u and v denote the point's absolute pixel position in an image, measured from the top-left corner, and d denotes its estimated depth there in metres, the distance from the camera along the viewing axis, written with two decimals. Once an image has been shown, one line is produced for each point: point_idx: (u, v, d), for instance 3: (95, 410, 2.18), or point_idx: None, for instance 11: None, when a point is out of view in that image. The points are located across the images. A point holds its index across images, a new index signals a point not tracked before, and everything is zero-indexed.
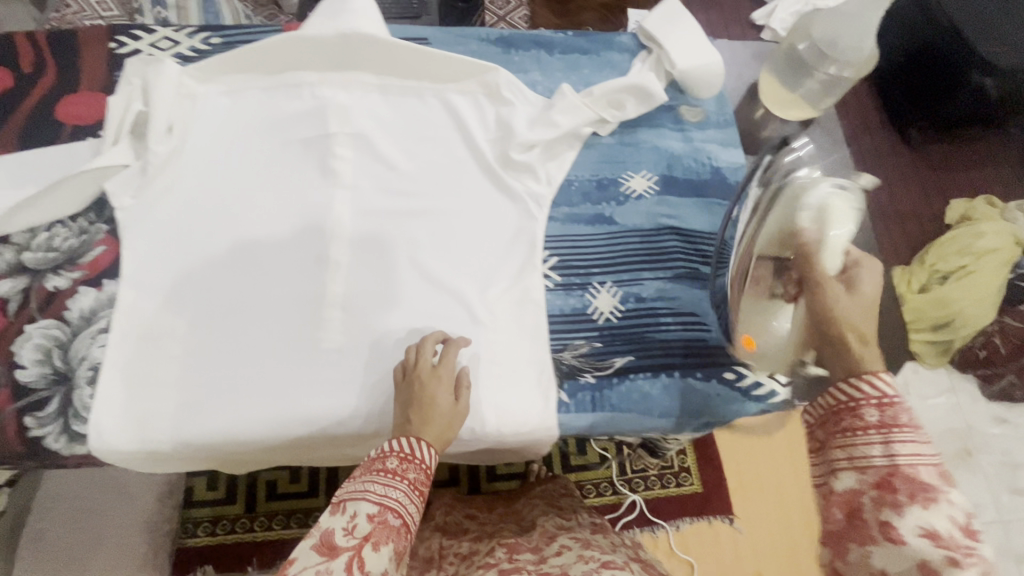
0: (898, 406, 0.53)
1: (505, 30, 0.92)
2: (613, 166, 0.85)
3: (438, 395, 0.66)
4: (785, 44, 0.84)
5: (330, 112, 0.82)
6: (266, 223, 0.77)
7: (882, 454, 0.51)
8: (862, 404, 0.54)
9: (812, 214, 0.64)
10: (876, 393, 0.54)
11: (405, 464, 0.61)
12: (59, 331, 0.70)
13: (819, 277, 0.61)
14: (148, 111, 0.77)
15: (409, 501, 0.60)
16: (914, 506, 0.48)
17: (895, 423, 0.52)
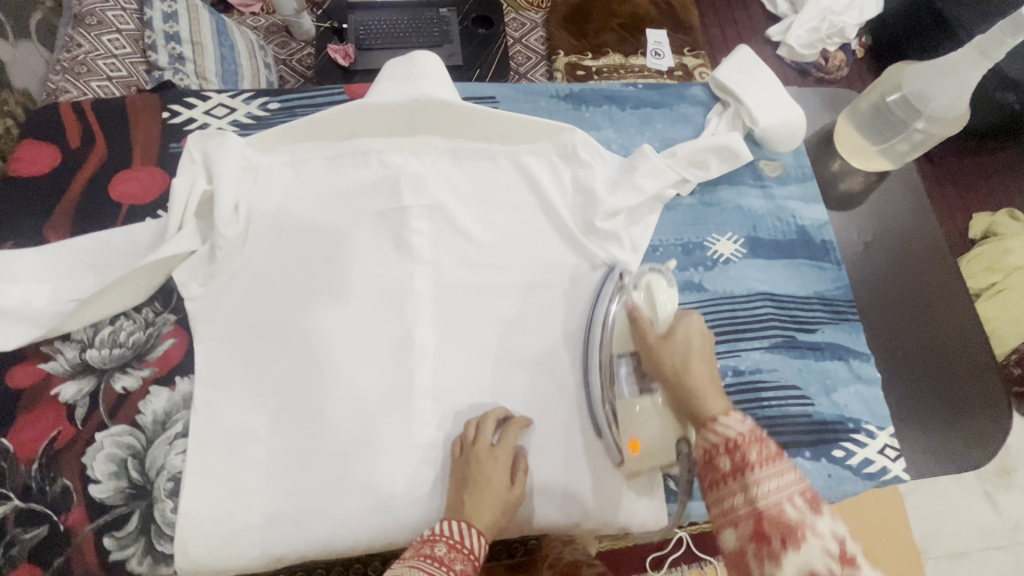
0: (750, 443, 0.47)
1: (573, 84, 0.89)
2: (697, 228, 0.81)
3: (495, 475, 0.62)
4: (874, 93, 0.82)
5: (403, 182, 0.78)
6: (345, 305, 0.72)
7: (744, 501, 0.45)
8: (718, 451, 0.48)
9: (639, 296, 0.61)
10: (722, 438, 0.48)
11: (453, 553, 0.56)
12: (133, 438, 0.65)
13: (649, 339, 0.59)
14: (213, 189, 0.72)
15: None
16: (787, 549, 0.41)
17: (745, 467, 0.46)
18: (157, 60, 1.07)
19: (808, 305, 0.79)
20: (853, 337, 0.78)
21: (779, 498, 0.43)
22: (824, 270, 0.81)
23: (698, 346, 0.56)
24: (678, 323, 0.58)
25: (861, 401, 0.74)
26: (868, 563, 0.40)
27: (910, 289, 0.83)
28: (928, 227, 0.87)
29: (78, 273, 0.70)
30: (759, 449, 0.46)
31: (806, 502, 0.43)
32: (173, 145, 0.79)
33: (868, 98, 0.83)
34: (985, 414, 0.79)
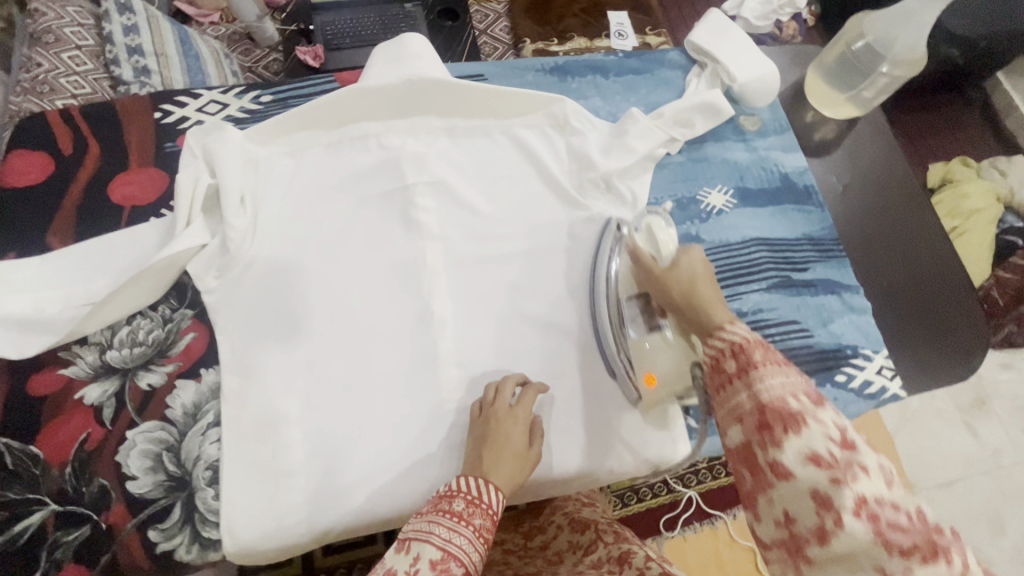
0: (754, 346, 0.45)
1: (556, 58, 0.92)
2: (689, 184, 0.85)
3: (514, 434, 0.62)
4: (841, 43, 0.88)
5: (405, 162, 0.80)
6: (359, 285, 0.74)
7: (747, 396, 0.44)
8: (721, 355, 0.47)
9: (639, 236, 0.67)
10: (726, 343, 0.47)
11: (471, 507, 0.54)
12: (165, 432, 0.65)
13: (652, 270, 0.61)
14: (218, 182, 0.72)
15: (474, 549, 0.53)
16: (791, 436, 0.41)
17: (749, 366, 0.45)
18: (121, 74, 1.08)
19: (799, 247, 0.83)
20: (843, 272, 0.83)
21: (784, 391, 0.43)
22: (809, 213, 0.86)
23: (700, 271, 0.57)
24: (680, 255, 0.59)
25: (855, 330, 0.80)
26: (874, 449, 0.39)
27: (887, 224, 0.89)
28: (900, 166, 0.93)
29: (89, 277, 0.69)
30: (764, 348, 0.45)
31: (813, 395, 0.42)
32: (168, 144, 0.78)
33: (835, 49, 0.89)
34: (969, 328, 0.85)
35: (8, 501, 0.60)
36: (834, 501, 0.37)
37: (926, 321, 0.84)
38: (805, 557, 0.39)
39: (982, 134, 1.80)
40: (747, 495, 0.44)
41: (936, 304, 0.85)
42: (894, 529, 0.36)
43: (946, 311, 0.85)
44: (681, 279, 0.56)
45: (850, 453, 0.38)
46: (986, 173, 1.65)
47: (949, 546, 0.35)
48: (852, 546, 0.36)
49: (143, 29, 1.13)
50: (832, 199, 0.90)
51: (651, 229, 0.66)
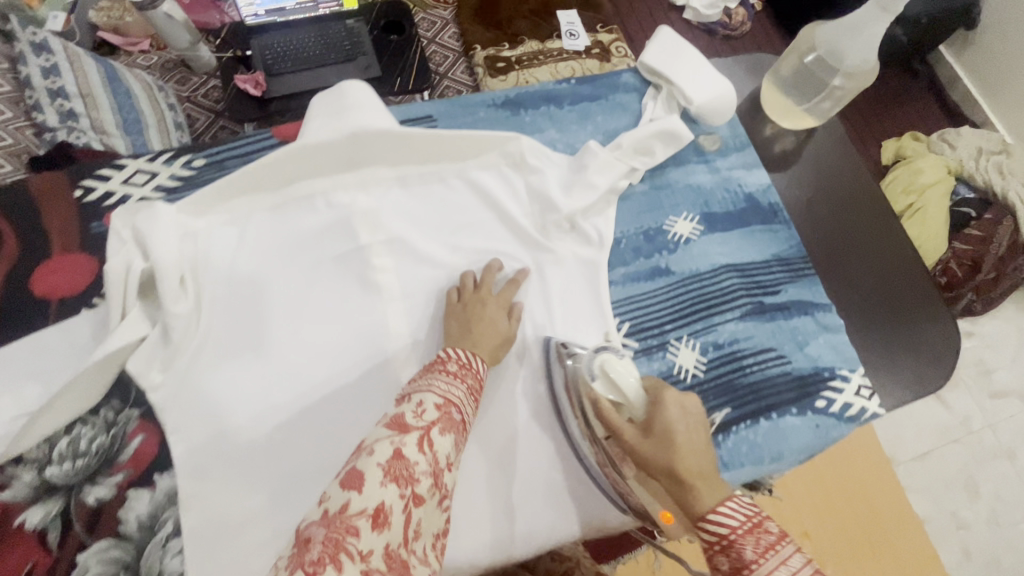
0: (745, 537, 0.46)
1: (507, 91, 0.87)
2: (654, 213, 0.83)
3: (497, 313, 0.68)
4: (794, 55, 0.86)
5: (357, 221, 0.75)
6: (321, 358, 0.70)
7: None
8: (713, 548, 0.47)
9: (598, 384, 0.60)
10: (715, 536, 0.47)
11: (464, 370, 0.59)
12: (120, 550, 0.60)
13: (626, 436, 0.55)
14: (152, 266, 0.66)
15: (467, 403, 0.56)
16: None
17: (744, 564, 0.45)
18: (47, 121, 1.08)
19: (769, 268, 0.82)
20: (814, 291, 0.82)
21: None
22: (776, 233, 0.85)
23: (680, 431, 0.51)
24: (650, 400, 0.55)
25: (832, 350, 0.79)
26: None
27: (853, 238, 0.88)
28: (862, 174, 0.92)
29: (19, 386, 0.63)
30: (756, 542, 0.45)
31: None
32: (94, 224, 0.72)
33: (789, 61, 0.87)
34: (939, 333, 0.85)
35: None
36: None
37: (898, 330, 0.84)
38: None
39: (933, 107, 1.82)
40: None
41: (906, 312, 0.86)
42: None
43: (916, 318, 0.85)
44: (659, 444, 0.52)
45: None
46: (935, 146, 1.66)
47: None
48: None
49: (66, 71, 1.13)
50: (798, 211, 0.89)
51: (606, 371, 0.59)
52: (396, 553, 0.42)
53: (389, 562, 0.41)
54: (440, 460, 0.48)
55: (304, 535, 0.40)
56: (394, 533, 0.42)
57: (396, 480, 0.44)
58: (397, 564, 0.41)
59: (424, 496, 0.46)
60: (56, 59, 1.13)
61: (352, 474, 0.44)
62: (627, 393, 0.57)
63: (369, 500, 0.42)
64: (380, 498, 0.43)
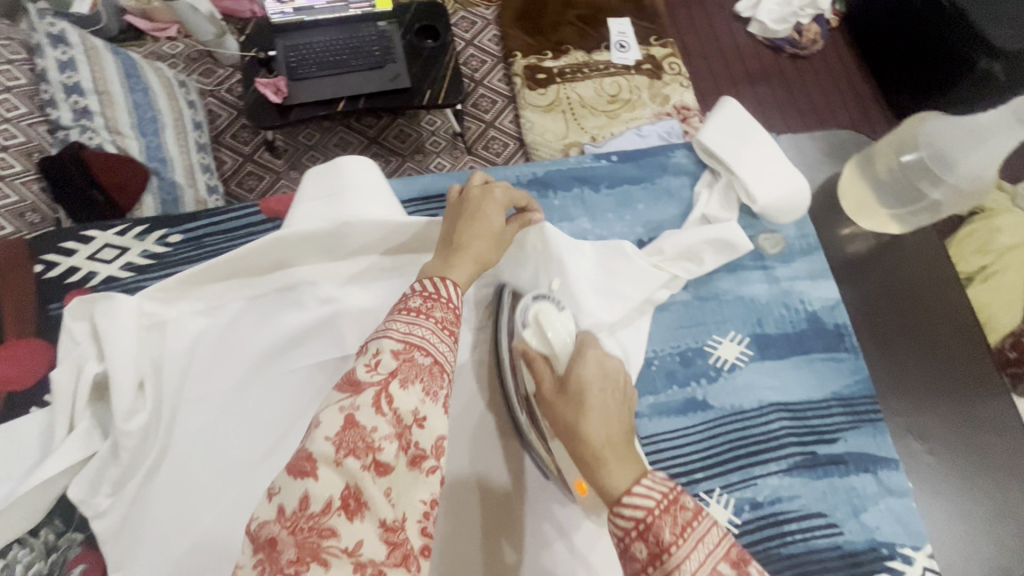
0: (661, 519, 0.41)
1: (536, 166, 0.75)
2: (695, 330, 0.70)
3: (490, 212, 0.58)
4: (892, 149, 0.73)
5: (347, 324, 0.66)
6: (255, 429, 0.62)
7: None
8: (630, 534, 0.42)
9: (529, 335, 0.57)
10: (631, 522, 0.42)
11: (429, 301, 0.49)
12: None
13: (546, 396, 0.51)
14: (107, 371, 0.58)
15: (439, 339, 0.47)
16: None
17: (661, 550, 0.40)
18: (60, 118, 1.02)
19: (826, 409, 0.69)
20: (878, 441, 0.69)
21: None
22: (840, 363, 0.71)
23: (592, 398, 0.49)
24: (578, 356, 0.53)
25: (892, 519, 0.66)
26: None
27: (930, 370, 0.74)
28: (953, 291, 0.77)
29: None
30: (672, 521, 0.41)
31: (730, 565, 0.40)
32: (54, 304, 0.64)
33: (885, 156, 0.74)
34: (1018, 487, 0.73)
35: None
36: None
37: (975, 489, 0.71)
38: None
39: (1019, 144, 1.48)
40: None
41: (983, 465, 0.72)
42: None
43: (996, 473, 0.72)
44: (578, 401, 0.49)
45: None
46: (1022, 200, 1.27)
47: None
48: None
49: (82, 66, 1.09)
50: (868, 334, 0.75)
51: (539, 319, 0.58)
52: (393, 528, 0.39)
53: (386, 543, 0.38)
54: (406, 415, 0.42)
55: (265, 536, 0.36)
56: (378, 512, 0.38)
57: (353, 452, 0.39)
58: (395, 539, 0.38)
59: (392, 463, 0.40)
60: (72, 52, 1.09)
61: (300, 458, 0.39)
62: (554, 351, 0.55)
63: (329, 489, 0.38)
64: (343, 483, 0.38)
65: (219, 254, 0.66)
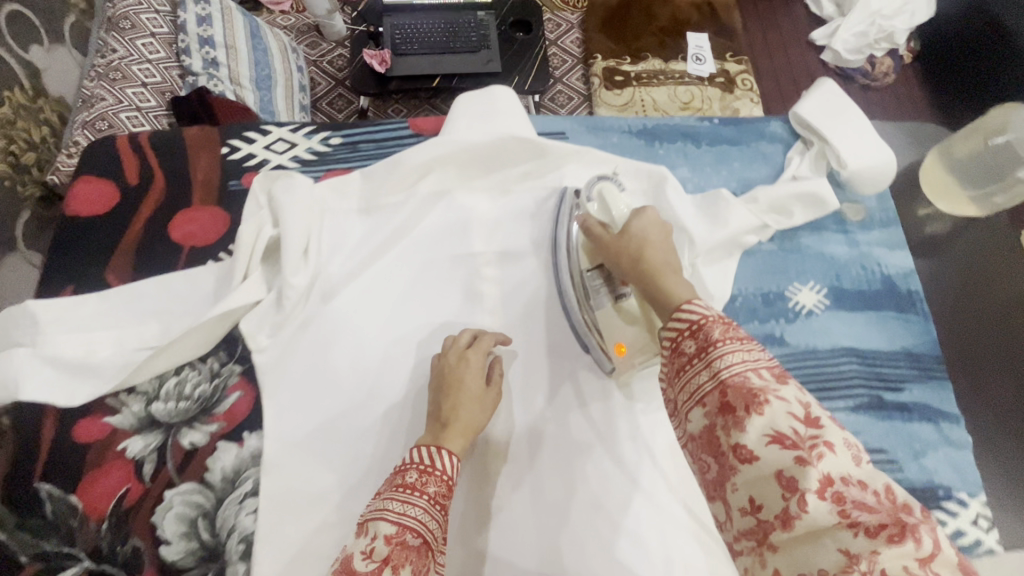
0: (714, 323, 0.46)
1: (645, 119, 0.85)
2: (777, 277, 0.78)
3: (468, 376, 0.62)
4: (976, 135, 0.81)
5: (474, 228, 0.75)
6: (390, 300, 0.72)
7: (708, 376, 0.44)
8: (682, 335, 0.47)
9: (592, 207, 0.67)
10: (687, 322, 0.47)
11: (424, 476, 0.53)
12: (202, 496, 0.63)
13: (607, 239, 0.61)
14: (280, 235, 0.69)
15: (431, 517, 0.51)
16: (753, 416, 0.41)
17: (709, 345, 0.45)
18: (192, 66, 1.22)
19: (894, 362, 0.75)
20: (942, 397, 0.74)
21: (743, 368, 0.43)
22: (911, 323, 0.77)
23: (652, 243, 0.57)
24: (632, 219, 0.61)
25: (951, 467, 0.71)
26: (835, 423, 0.40)
27: (990, 341, 0.80)
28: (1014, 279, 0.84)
29: (143, 323, 0.68)
30: (724, 327, 0.45)
31: (773, 374, 0.43)
32: (232, 182, 0.75)
33: (967, 144, 0.82)
34: None
35: (44, 551, 0.60)
36: (798, 483, 0.37)
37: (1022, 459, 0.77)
38: (770, 542, 0.39)
39: None
40: (713, 482, 0.43)
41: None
42: (861, 509, 0.36)
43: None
44: (631, 246, 0.57)
45: (813, 431, 0.39)
46: None
47: (918, 526, 0.35)
48: (814, 528, 0.37)
49: (217, 22, 1.27)
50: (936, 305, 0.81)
51: (602, 196, 0.67)
52: None
53: None
54: None
55: None
56: None
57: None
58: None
59: None
60: (210, 10, 1.27)
61: None
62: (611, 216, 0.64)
63: None
64: None
65: (373, 156, 0.77)
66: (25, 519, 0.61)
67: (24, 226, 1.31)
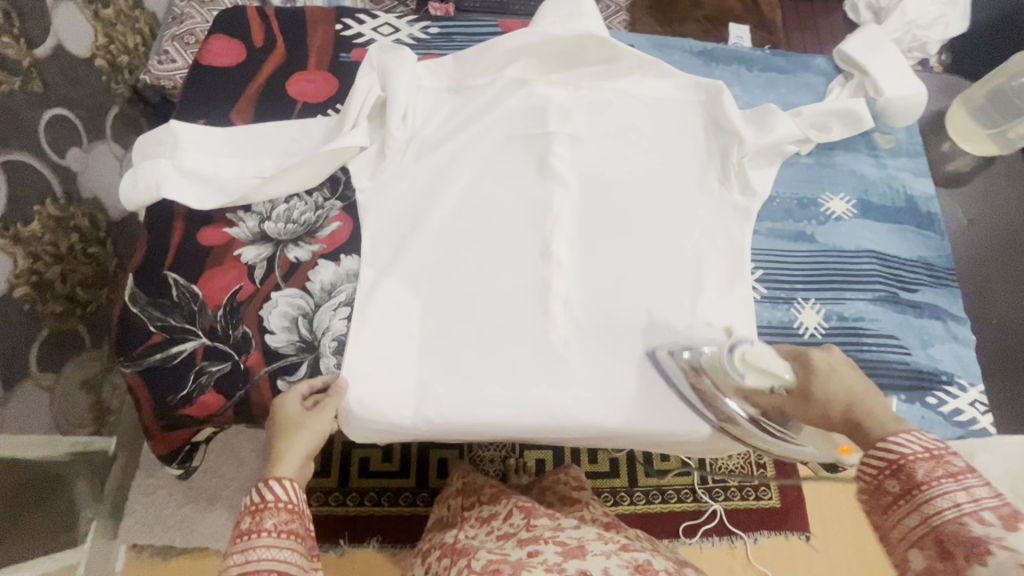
0: (918, 460, 0.49)
1: (705, 45, 0.95)
2: (812, 186, 0.87)
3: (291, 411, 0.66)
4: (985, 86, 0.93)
5: (551, 112, 0.85)
6: (477, 164, 0.82)
7: (920, 521, 0.47)
8: (883, 473, 0.51)
9: (748, 373, 0.65)
10: (884, 461, 0.51)
11: (258, 516, 0.57)
12: (302, 301, 0.73)
13: (792, 403, 0.64)
14: (386, 97, 0.80)
15: (280, 547, 0.55)
16: (977, 567, 0.43)
17: (915, 484, 0.48)
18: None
19: (912, 267, 0.84)
20: (951, 301, 0.83)
21: (959, 516, 0.46)
22: (928, 238, 0.86)
23: (839, 385, 0.60)
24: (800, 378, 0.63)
25: (955, 358, 0.80)
26: None
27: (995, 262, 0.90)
28: (1013, 216, 0.96)
29: (260, 156, 0.78)
30: (930, 466, 0.48)
31: (997, 517, 0.44)
32: (342, 54, 0.86)
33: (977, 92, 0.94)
34: None
35: (169, 325, 0.70)
36: None
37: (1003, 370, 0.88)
38: None
39: None
40: None
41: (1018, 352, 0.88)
42: None
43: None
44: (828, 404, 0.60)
45: None
46: None
47: None
48: None
49: None
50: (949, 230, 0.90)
51: (751, 362, 0.65)
52: None
53: None
54: None
55: None
56: None
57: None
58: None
59: None
60: None
61: None
62: (777, 372, 0.64)
63: None
64: None
65: (465, 46, 0.88)
66: (155, 297, 0.71)
67: (113, 120, 1.43)
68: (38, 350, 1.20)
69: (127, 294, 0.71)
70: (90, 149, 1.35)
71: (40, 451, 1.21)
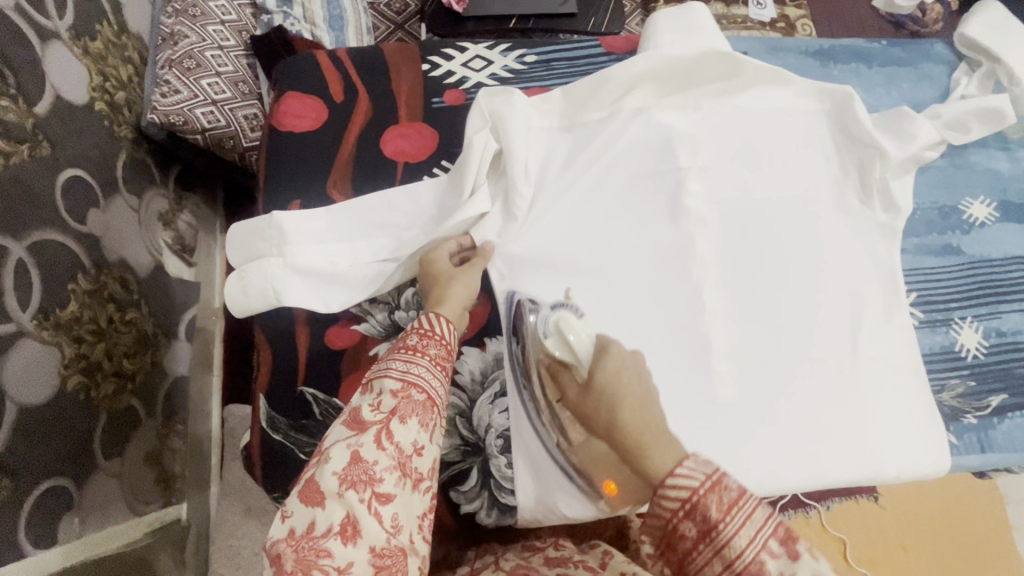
0: (707, 496, 0.43)
1: (821, 41, 0.90)
2: (950, 191, 0.82)
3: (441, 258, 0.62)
4: None
5: (677, 144, 0.77)
6: (607, 214, 0.74)
7: (722, 567, 0.42)
8: (677, 513, 0.44)
9: (550, 341, 0.60)
10: (679, 500, 0.43)
11: (425, 339, 0.54)
12: (458, 398, 0.68)
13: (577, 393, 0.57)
14: (502, 149, 0.70)
15: (433, 377, 0.53)
16: None
17: (710, 526, 0.42)
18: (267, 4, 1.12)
19: None
20: None
21: (755, 555, 0.41)
22: None
23: (626, 381, 0.54)
24: (594, 362, 0.57)
25: None
26: None
27: None
28: None
29: (371, 235, 0.68)
30: (718, 499, 0.42)
31: (779, 543, 0.41)
32: (435, 99, 0.77)
33: None
34: None
35: None
36: None
37: None
38: None
39: None
40: None
41: None
42: None
43: None
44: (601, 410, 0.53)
45: None
46: None
47: None
48: None
49: None
50: None
51: (561, 335, 0.59)
52: (381, 554, 0.46)
53: (374, 565, 0.45)
54: (406, 447, 0.49)
55: (275, 552, 0.45)
56: (370, 538, 0.45)
57: (354, 485, 0.46)
58: (383, 563, 0.46)
59: (394, 492, 0.47)
60: None
61: (314, 491, 0.46)
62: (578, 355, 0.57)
63: (333, 517, 0.45)
64: (341, 511, 0.46)
65: (567, 76, 0.80)
66: (298, 420, 0.64)
67: (124, 169, 1.17)
68: (101, 437, 1.02)
69: (264, 420, 0.64)
70: (107, 207, 1.10)
71: (122, 541, 1.08)
